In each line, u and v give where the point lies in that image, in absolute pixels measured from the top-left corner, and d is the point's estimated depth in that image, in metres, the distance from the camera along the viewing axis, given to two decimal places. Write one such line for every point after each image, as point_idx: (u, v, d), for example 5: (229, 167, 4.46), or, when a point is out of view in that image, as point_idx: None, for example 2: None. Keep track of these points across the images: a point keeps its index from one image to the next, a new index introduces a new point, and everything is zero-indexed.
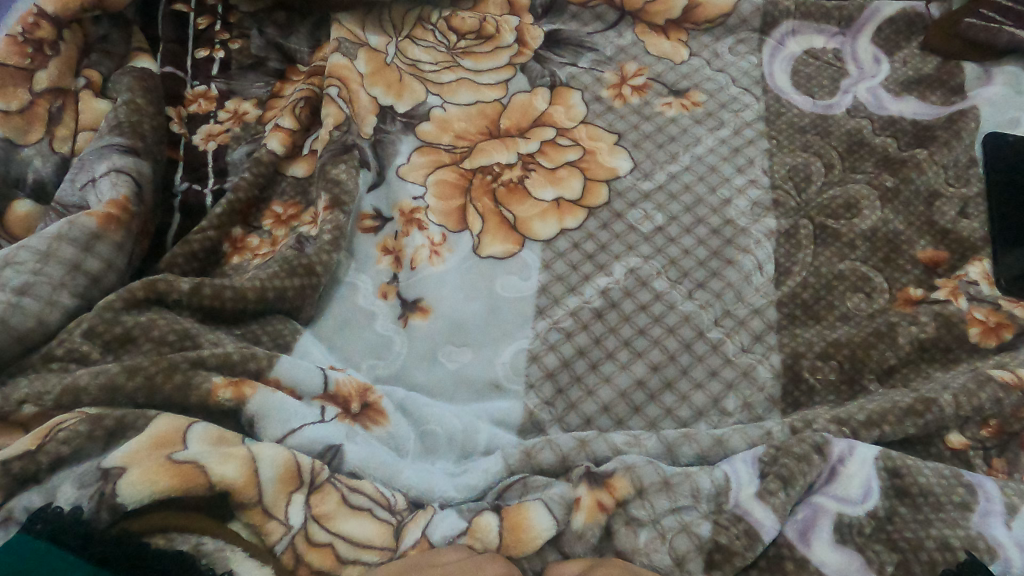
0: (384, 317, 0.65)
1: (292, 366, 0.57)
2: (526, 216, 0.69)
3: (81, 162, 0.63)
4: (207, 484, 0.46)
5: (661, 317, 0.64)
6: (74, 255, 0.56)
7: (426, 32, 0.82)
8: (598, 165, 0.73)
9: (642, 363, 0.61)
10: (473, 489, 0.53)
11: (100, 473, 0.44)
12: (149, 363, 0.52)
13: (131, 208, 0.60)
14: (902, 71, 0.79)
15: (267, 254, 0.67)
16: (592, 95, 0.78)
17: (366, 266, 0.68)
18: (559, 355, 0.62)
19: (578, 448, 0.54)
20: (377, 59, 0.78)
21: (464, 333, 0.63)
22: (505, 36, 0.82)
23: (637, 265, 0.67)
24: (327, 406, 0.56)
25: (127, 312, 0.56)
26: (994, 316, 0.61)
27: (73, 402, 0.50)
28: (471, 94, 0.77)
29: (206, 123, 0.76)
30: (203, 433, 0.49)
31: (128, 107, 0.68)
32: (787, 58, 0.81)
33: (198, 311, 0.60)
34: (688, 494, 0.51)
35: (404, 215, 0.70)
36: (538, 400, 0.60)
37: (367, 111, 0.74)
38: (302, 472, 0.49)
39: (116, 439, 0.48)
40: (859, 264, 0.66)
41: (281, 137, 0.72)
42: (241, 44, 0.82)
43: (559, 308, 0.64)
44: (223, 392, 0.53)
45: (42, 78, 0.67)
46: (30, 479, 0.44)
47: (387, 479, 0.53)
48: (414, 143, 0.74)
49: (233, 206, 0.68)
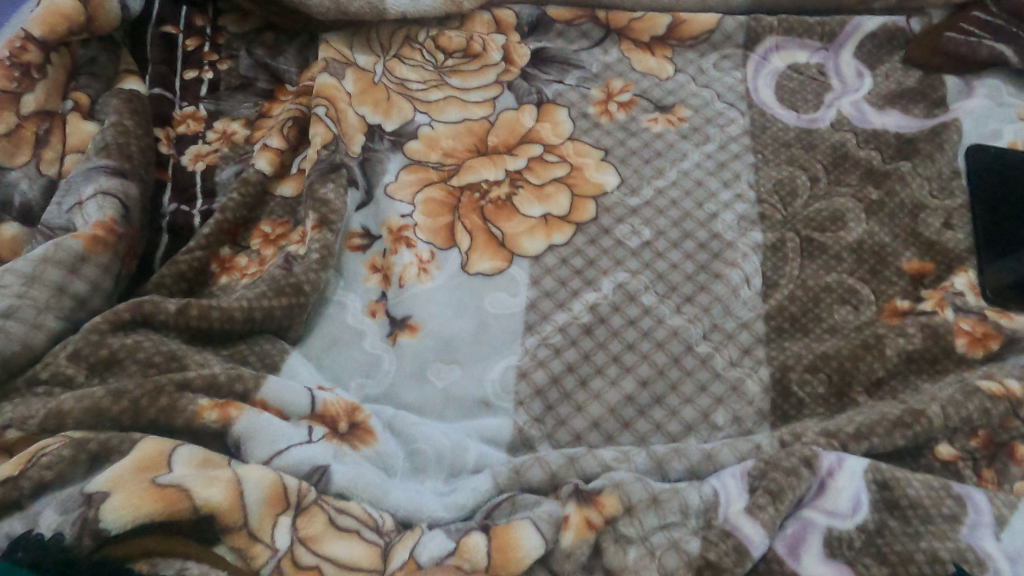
0: (372, 336, 0.65)
1: (279, 386, 0.56)
2: (514, 232, 0.70)
3: (68, 185, 0.63)
4: (192, 507, 0.45)
5: (649, 332, 0.64)
6: (59, 278, 0.56)
7: (414, 51, 0.83)
8: (585, 181, 0.73)
9: (631, 379, 0.61)
10: (463, 508, 0.53)
11: (83, 498, 0.44)
12: (135, 386, 0.52)
13: (117, 230, 0.60)
14: (885, 85, 0.79)
15: (255, 274, 0.67)
16: (579, 112, 0.79)
17: (354, 284, 0.68)
18: (548, 372, 0.62)
19: (567, 464, 0.54)
20: (366, 78, 0.79)
21: (453, 350, 0.63)
22: (493, 54, 0.82)
23: (625, 280, 0.67)
24: (314, 426, 0.56)
25: (114, 335, 0.56)
26: (980, 327, 0.61)
27: (57, 426, 0.50)
28: (459, 112, 0.78)
29: (195, 144, 0.76)
30: (189, 455, 0.48)
31: (116, 129, 0.68)
32: (771, 74, 0.82)
33: (185, 332, 0.59)
34: (676, 511, 0.50)
35: (392, 233, 0.70)
36: (528, 417, 0.60)
37: (355, 130, 0.74)
38: (289, 494, 0.49)
39: (100, 463, 0.47)
40: (846, 276, 0.66)
41: (269, 157, 0.73)
42: (230, 65, 0.83)
43: (547, 324, 0.64)
44: (209, 414, 0.52)
45: (29, 101, 0.67)
46: (13, 505, 0.44)
47: (374, 500, 0.53)
48: (402, 161, 0.74)
49: (221, 226, 0.68)
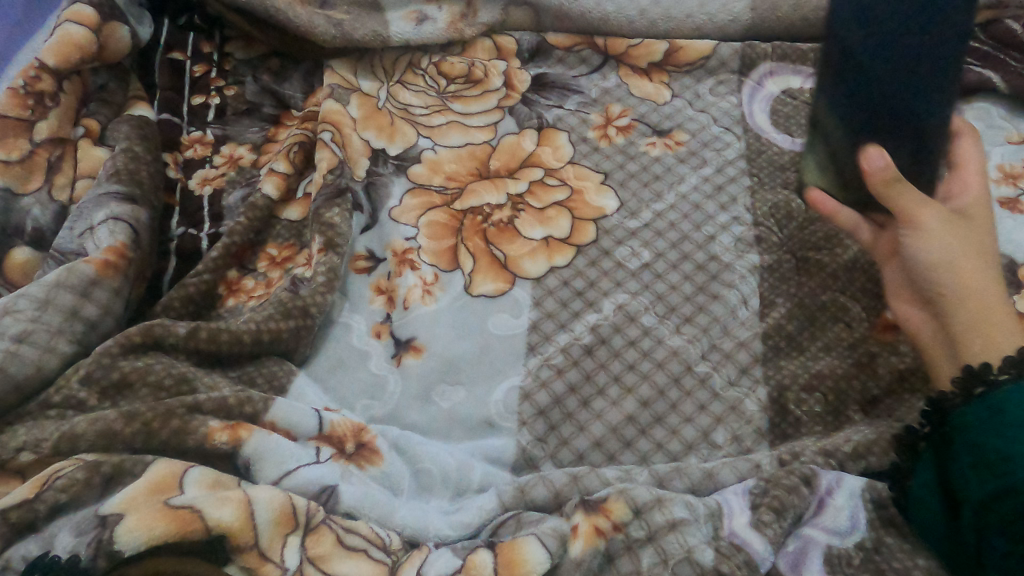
0: (378, 357, 0.66)
1: (288, 408, 0.57)
2: (516, 255, 0.71)
3: (79, 210, 0.65)
4: (204, 529, 0.46)
5: (650, 352, 0.65)
6: (72, 302, 0.57)
7: (417, 77, 0.84)
8: (585, 204, 0.75)
9: (632, 400, 0.62)
10: (468, 526, 0.54)
11: (98, 520, 0.45)
12: (146, 409, 0.53)
13: (128, 253, 0.62)
14: None
15: (262, 297, 0.68)
16: (578, 136, 0.80)
17: (359, 305, 0.69)
18: (550, 393, 0.63)
19: (571, 483, 0.55)
20: (370, 103, 0.81)
21: (457, 372, 0.64)
22: (494, 80, 0.84)
23: (625, 301, 0.68)
24: (321, 447, 0.57)
25: (124, 358, 0.57)
26: None
27: (70, 448, 0.51)
28: (462, 136, 0.80)
29: (202, 168, 0.78)
30: (200, 477, 0.49)
31: (126, 154, 0.70)
32: (765, 99, 0.84)
33: (195, 355, 0.60)
34: (683, 507, 0.52)
35: (397, 256, 0.71)
36: (531, 437, 0.61)
37: (359, 154, 0.76)
38: (298, 514, 0.49)
39: (114, 484, 0.48)
40: (840, 295, 0.68)
41: (276, 181, 0.74)
42: (236, 91, 0.85)
43: (549, 345, 0.66)
44: (219, 435, 0.53)
45: (42, 128, 0.69)
46: (28, 528, 0.45)
47: (381, 519, 0.54)
48: (406, 185, 0.76)
49: (229, 250, 0.69)
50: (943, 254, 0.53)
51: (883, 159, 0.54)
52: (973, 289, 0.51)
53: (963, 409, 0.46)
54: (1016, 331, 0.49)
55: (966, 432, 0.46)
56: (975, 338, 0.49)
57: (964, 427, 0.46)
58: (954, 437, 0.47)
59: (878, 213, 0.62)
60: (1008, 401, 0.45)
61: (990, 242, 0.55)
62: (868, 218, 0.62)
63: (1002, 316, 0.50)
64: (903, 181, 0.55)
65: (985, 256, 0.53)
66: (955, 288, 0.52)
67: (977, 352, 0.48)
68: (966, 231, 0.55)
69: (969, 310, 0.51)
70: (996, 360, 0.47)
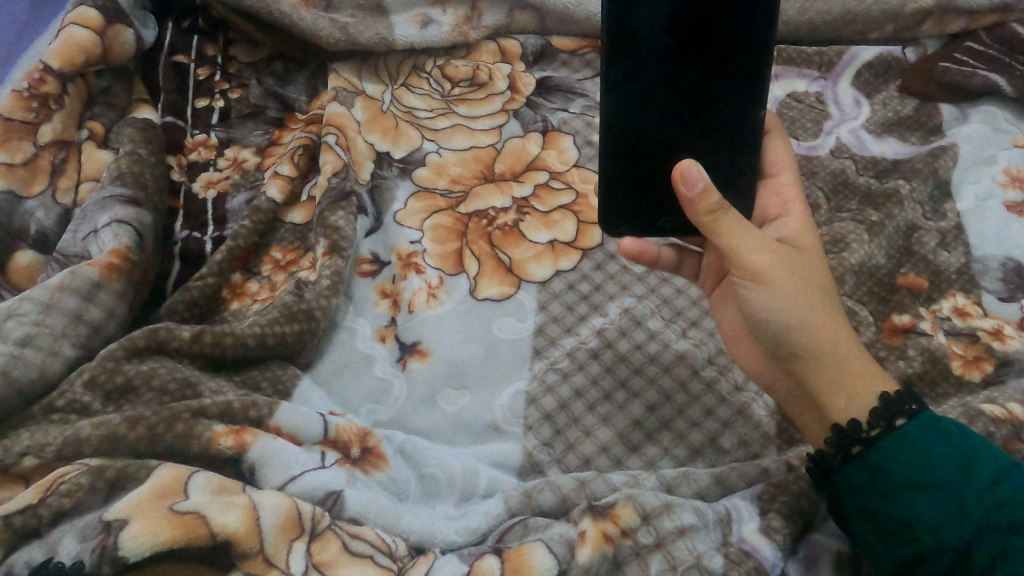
0: (383, 361, 0.65)
1: (293, 412, 0.57)
2: (522, 258, 0.71)
3: (83, 213, 0.64)
4: (209, 535, 0.46)
5: (656, 356, 0.64)
6: (75, 306, 0.57)
7: (421, 80, 0.84)
8: (591, 208, 0.75)
9: (638, 404, 0.62)
10: (474, 531, 0.54)
11: (102, 526, 0.45)
12: (151, 413, 0.53)
13: (132, 257, 0.61)
14: (882, 113, 0.81)
15: (266, 300, 0.68)
16: (583, 139, 0.80)
17: (364, 309, 0.68)
18: (556, 397, 0.62)
19: (578, 488, 0.55)
20: (374, 106, 0.81)
21: (462, 376, 0.64)
22: (498, 83, 0.84)
23: (631, 305, 0.68)
24: (327, 451, 0.56)
25: (128, 362, 0.57)
26: (972, 350, 0.63)
27: (74, 453, 0.50)
28: (466, 139, 0.79)
29: (206, 171, 0.77)
30: (205, 482, 0.49)
31: (130, 157, 0.70)
32: (771, 102, 0.83)
33: (199, 358, 0.60)
34: (692, 513, 0.51)
35: (402, 259, 0.71)
36: (537, 442, 0.60)
37: (364, 157, 0.76)
38: (304, 519, 0.49)
39: (118, 490, 0.48)
40: (847, 299, 0.67)
41: (280, 184, 0.74)
42: (240, 94, 0.84)
43: (555, 349, 0.65)
44: (224, 440, 0.53)
45: (47, 131, 0.68)
46: (31, 534, 0.45)
47: (387, 524, 0.53)
48: (411, 188, 0.75)
49: (233, 253, 0.69)
50: (795, 312, 0.50)
51: (701, 182, 0.51)
52: (824, 346, 0.50)
53: (844, 470, 0.47)
54: (874, 382, 0.49)
55: (856, 496, 0.46)
56: (839, 394, 0.49)
57: (851, 491, 0.47)
58: (845, 501, 0.47)
59: (692, 250, 0.66)
60: (886, 462, 0.45)
61: (830, 279, 0.54)
62: (684, 261, 0.66)
63: (862, 366, 0.50)
64: (728, 210, 0.52)
65: (828, 300, 0.52)
66: (812, 346, 0.50)
67: (843, 409, 0.49)
68: (806, 270, 0.52)
69: (829, 366, 0.50)
70: (864, 414, 0.48)
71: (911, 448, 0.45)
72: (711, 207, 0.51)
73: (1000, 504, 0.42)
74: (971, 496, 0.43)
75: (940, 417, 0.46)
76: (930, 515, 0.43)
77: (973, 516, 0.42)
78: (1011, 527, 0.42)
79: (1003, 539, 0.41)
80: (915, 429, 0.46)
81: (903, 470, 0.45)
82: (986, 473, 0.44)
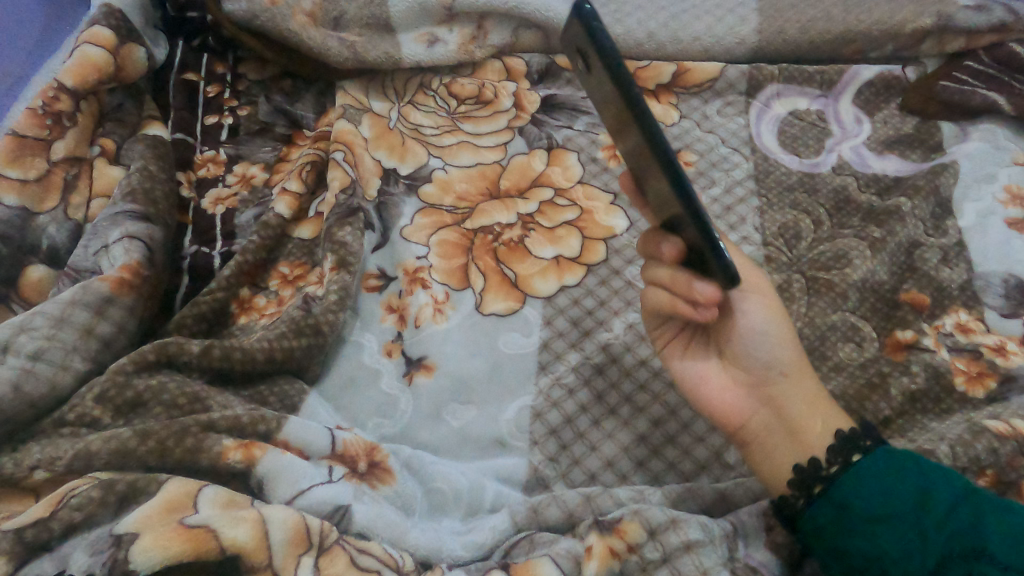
0: (389, 376, 0.66)
1: (300, 426, 0.57)
2: (527, 273, 0.72)
3: (94, 228, 0.65)
4: (218, 548, 0.45)
5: (661, 372, 0.65)
6: (87, 320, 0.57)
7: (428, 98, 0.86)
8: (595, 224, 0.75)
9: (644, 419, 0.62)
10: (481, 547, 0.54)
11: (112, 540, 0.45)
12: (161, 427, 0.53)
13: (142, 272, 0.62)
14: (883, 131, 0.82)
15: (274, 315, 0.69)
16: (588, 156, 0.81)
17: (370, 324, 0.69)
18: (562, 412, 0.63)
19: (584, 503, 0.55)
20: (381, 123, 0.82)
21: (468, 391, 0.64)
22: (504, 101, 0.85)
23: (636, 320, 0.68)
24: (334, 465, 0.57)
25: (138, 375, 0.57)
26: (975, 365, 0.63)
27: (84, 467, 0.51)
28: (472, 156, 0.80)
29: (215, 187, 0.78)
30: (214, 496, 0.49)
31: (141, 173, 0.70)
32: (772, 120, 0.84)
33: (207, 373, 0.61)
34: (698, 529, 0.51)
35: (408, 274, 0.71)
36: (543, 456, 0.61)
37: (371, 174, 0.77)
38: (311, 534, 0.49)
39: (128, 503, 0.48)
40: (850, 315, 0.68)
41: (288, 201, 0.75)
42: (249, 111, 0.86)
43: (560, 364, 0.66)
44: (233, 454, 0.53)
45: (60, 148, 0.69)
46: (41, 547, 0.45)
47: (394, 539, 0.53)
48: (417, 205, 0.76)
49: (241, 267, 0.70)
50: (774, 329, 0.53)
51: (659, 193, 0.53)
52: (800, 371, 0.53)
53: (812, 512, 0.48)
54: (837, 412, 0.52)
55: (824, 539, 0.47)
56: (813, 418, 0.51)
57: (818, 533, 0.47)
58: (814, 543, 0.47)
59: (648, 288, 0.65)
60: (848, 498, 0.46)
61: None
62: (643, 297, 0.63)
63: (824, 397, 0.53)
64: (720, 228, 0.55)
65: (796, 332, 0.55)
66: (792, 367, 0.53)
67: (819, 436, 0.50)
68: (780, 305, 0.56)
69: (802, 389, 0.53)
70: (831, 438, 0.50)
71: (872, 482, 0.46)
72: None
73: (964, 529, 0.43)
74: (932, 525, 0.44)
75: (898, 450, 0.48)
76: (897, 547, 0.44)
77: (936, 545, 0.43)
78: (975, 553, 0.42)
79: (968, 566, 0.42)
80: (871, 464, 0.47)
81: (867, 504, 0.46)
82: (946, 501, 0.44)
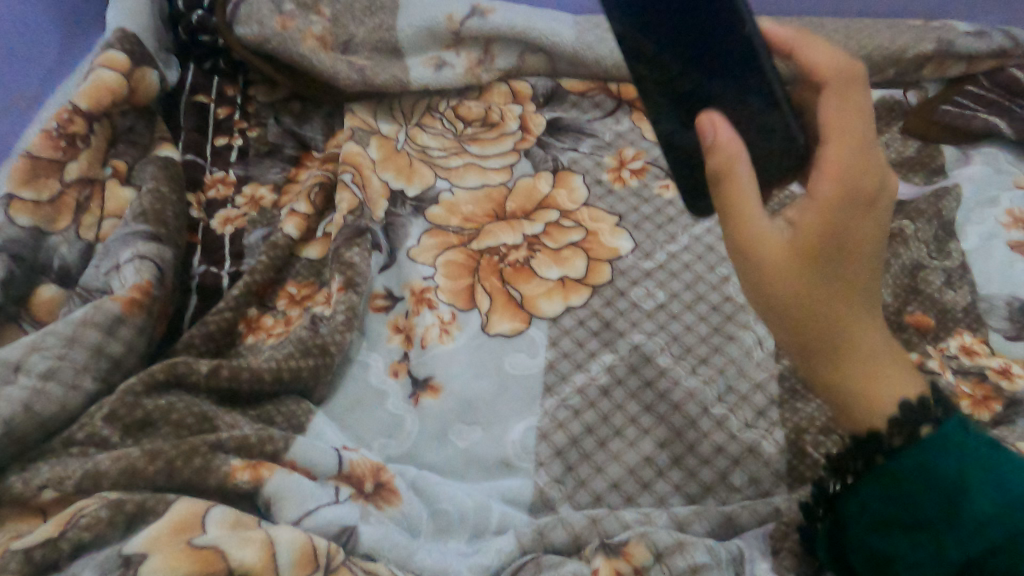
0: (395, 397, 0.66)
1: (308, 447, 0.58)
2: (532, 294, 0.72)
3: (107, 250, 0.66)
4: (226, 569, 0.45)
5: (666, 393, 0.65)
6: (97, 340, 0.58)
7: (435, 120, 0.87)
8: (600, 246, 0.76)
9: (649, 441, 0.62)
10: (486, 568, 0.54)
11: (122, 560, 0.45)
12: (170, 447, 0.53)
13: (152, 291, 0.63)
14: (885, 154, 0.83)
15: (281, 334, 0.69)
16: (593, 178, 0.82)
17: (377, 344, 0.70)
18: (568, 433, 0.63)
19: (590, 525, 0.55)
20: (389, 145, 0.83)
21: (474, 412, 0.65)
22: (510, 124, 0.87)
23: (641, 342, 0.69)
24: (341, 487, 0.57)
25: (147, 395, 0.58)
26: (980, 389, 0.63)
27: (92, 486, 0.51)
28: (479, 178, 0.81)
29: (224, 208, 0.79)
30: (222, 517, 0.49)
31: (152, 194, 0.71)
32: None
33: (216, 393, 0.61)
34: (705, 552, 0.51)
35: (415, 295, 0.72)
36: (549, 478, 0.61)
37: (378, 196, 0.78)
38: (319, 555, 0.49)
39: (136, 524, 0.49)
40: None
41: (296, 222, 0.76)
42: (258, 133, 0.87)
43: (566, 385, 0.66)
44: (241, 474, 0.54)
45: (73, 169, 0.70)
46: (51, 567, 0.46)
47: (401, 561, 0.53)
48: (424, 226, 0.77)
49: (250, 288, 0.70)
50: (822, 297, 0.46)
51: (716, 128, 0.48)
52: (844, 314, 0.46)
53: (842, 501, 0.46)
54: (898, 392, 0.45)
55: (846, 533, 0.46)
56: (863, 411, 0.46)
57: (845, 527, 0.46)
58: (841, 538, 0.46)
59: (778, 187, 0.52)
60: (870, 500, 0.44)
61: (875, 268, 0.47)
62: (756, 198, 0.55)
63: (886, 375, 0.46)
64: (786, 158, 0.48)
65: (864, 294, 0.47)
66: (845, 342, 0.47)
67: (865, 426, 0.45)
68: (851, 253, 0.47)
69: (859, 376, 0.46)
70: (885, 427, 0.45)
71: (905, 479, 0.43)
72: (734, 158, 0.47)
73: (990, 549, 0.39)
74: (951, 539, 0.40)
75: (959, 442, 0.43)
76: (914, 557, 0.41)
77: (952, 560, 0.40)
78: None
79: None
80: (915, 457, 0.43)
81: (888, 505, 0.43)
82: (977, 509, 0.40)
